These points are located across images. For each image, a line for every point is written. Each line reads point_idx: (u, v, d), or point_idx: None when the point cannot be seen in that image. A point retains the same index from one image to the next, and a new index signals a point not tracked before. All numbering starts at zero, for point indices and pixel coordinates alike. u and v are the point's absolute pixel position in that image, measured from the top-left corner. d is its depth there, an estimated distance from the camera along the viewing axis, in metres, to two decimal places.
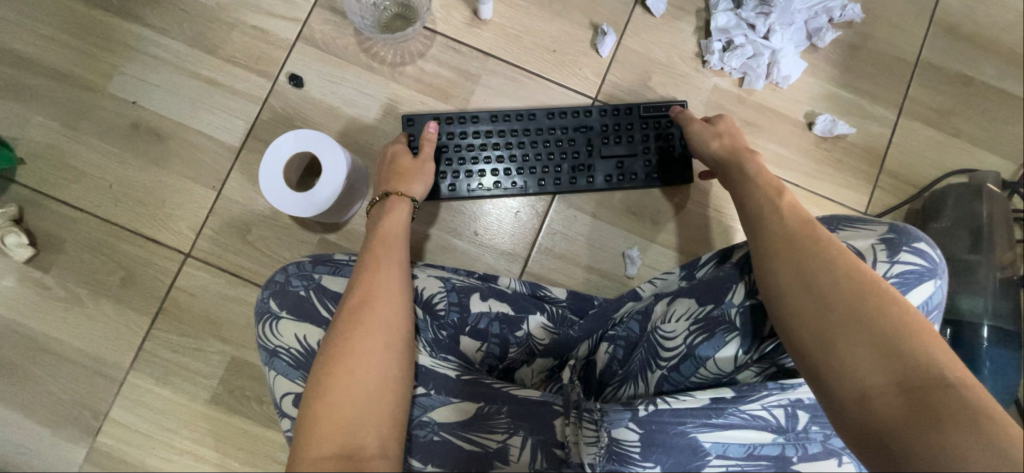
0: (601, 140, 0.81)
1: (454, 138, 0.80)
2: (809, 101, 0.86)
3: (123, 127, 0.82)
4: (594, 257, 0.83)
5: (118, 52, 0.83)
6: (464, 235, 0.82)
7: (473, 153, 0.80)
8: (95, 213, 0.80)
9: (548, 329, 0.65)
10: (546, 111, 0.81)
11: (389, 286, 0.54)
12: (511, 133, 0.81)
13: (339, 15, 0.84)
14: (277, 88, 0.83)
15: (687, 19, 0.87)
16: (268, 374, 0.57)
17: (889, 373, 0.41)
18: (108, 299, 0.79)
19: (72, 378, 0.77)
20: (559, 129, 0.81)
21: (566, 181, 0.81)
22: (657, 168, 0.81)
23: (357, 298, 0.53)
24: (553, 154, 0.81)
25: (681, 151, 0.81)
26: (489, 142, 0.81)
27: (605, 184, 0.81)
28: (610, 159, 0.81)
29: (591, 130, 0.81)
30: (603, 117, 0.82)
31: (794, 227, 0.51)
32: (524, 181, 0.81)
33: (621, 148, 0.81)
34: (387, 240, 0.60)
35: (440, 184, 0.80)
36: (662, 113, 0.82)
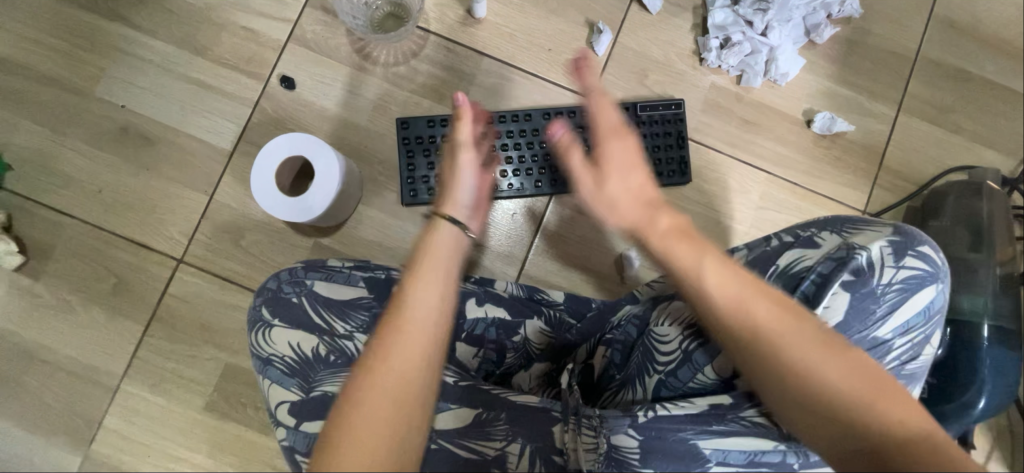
0: None
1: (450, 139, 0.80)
2: (807, 98, 0.85)
3: (112, 131, 0.80)
4: (592, 259, 0.82)
5: (106, 54, 0.81)
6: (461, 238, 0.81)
7: None
8: (85, 219, 0.79)
9: (546, 333, 0.65)
10: (542, 113, 0.82)
11: (423, 342, 0.42)
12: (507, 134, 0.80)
13: (331, 15, 0.83)
14: (268, 90, 0.82)
15: (684, 17, 0.86)
16: (261, 383, 0.56)
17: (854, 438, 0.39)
18: (100, 306, 0.78)
19: (65, 387, 0.76)
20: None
21: (562, 181, 0.81)
22: (653, 169, 0.82)
23: (377, 355, 0.41)
24: (549, 154, 0.81)
25: (676, 154, 0.82)
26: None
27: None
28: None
29: (587, 130, 0.81)
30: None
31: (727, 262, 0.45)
32: (521, 183, 0.80)
33: None
34: (433, 272, 0.46)
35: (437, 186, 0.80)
36: (657, 112, 0.82)
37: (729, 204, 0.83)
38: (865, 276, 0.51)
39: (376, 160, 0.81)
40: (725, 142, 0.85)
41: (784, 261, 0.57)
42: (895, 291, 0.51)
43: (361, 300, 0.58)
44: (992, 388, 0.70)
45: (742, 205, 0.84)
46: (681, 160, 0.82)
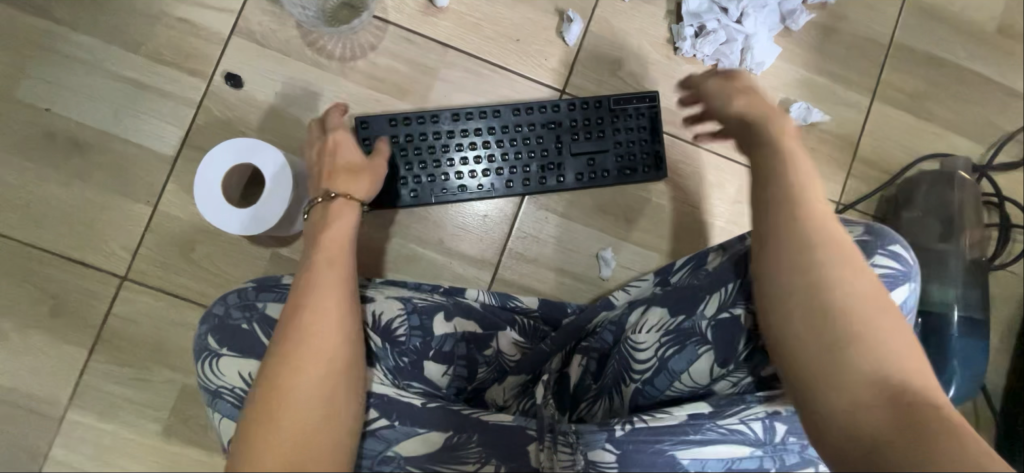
0: (571, 136, 0.76)
1: (413, 139, 0.74)
2: (783, 88, 0.83)
3: (38, 137, 0.73)
4: (568, 260, 0.80)
5: (25, 52, 0.73)
6: (429, 245, 0.77)
7: (434, 157, 0.74)
8: (14, 236, 0.72)
9: (519, 345, 0.63)
10: (512, 106, 0.76)
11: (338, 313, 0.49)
12: (475, 131, 0.75)
13: (278, 5, 0.76)
14: (213, 89, 0.75)
15: (657, 3, 0.82)
16: (212, 416, 0.53)
17: (873, 368, 0.40)
18: (36, 330, 0.71)
19: (4, 418, 0.70)
20: (528, 125, 0.76)
21: (534, 179, 0.76)
22: (630, 165, 0.77)
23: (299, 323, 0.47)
24: (520, 152, 0.76)
25: (654, 148, 0.78)
26: (450, 141, 0.75)
27: (576, 181, 0.76)
28: (581, 156, 0.76)
29: (560, 126, 0.76)
30: (573, 112, 0.77)
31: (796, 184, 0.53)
32: (492, 183, 0.75)
33: (591, 143, 0.77)
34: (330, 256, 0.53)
35: (401, 191, 0.74)
36: (635, 105, 0.78)
37: (706, 200, 0.82)
38: None
39: None
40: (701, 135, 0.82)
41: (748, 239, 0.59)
42: None
43: None
44: (961, 376, 0.73)
45: (719, 200, 0.82)
46: (659, 154, 0.78)
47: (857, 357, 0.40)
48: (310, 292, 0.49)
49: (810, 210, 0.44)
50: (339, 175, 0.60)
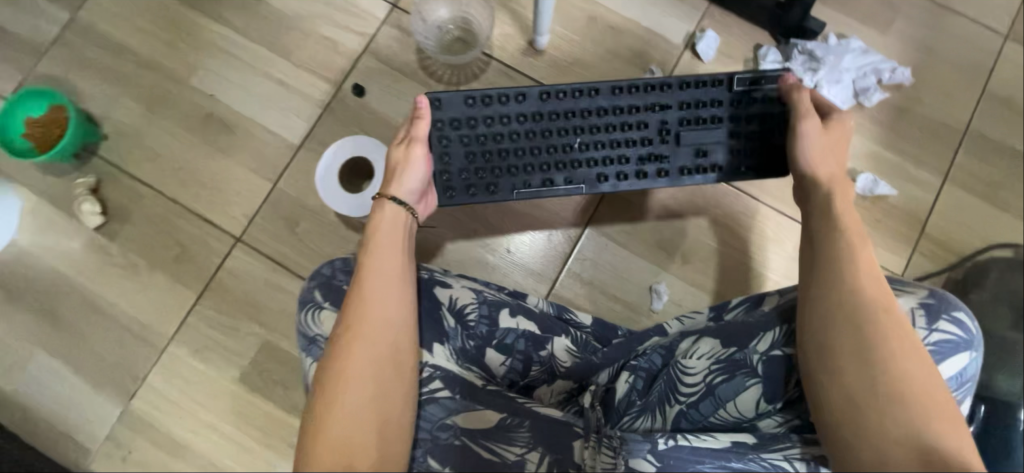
0: (678, 124, 0.69)
1: (495, 124, 0.69)
2: (851, 158, 0.87)
3: (198, 116, 0.89)
4: (620, 287, 0.85)
5: (204, 48, 0.91)
6: (496, 253, 0.85)
7: (518, 145, 0.69)
8: (162, 192, 0.87)
9: (572, 353, 0.67)
10: (612, 86, 0.69)
11: (393, 306, 0.57)
12: (567, 113, 0.70)
13: (405, 34, 0.91)
14: (340, 95, 0.89)
15: (734, 68, 0.90)
16: (303, 360, 0.61)
17: (906, 427, 0.48)
18: (162, 270, 0.84)
19: (118, 341, 0.82)
20: (626, 110, 0.69)
21: (630, 175, 0.69)
22: (744, 161, 0.69)
23: (365, 314, 0.56)
24: (617, 142, 0.69)
25: (777, 141, 0.69)
26: (540, 121, 0.69)
27: (682, 180, 0.69)
28: (690, 146, 0.69)
29: (667, 111, 0.69)
30: (682, 95, 0.69)
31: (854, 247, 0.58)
32: (581, 178, 0.69)
33: (703, 132, 0.69)
34: (389, 254, 0.61)
35: (479, 183, 0.69)
36: (760, 87, 0.69)
37: (763, 250, 0.86)
38: None
39: None
40: (763, 191, 0.87)
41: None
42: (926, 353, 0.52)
43: None
44: None
45: (775, 255, 0.86)
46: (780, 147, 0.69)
47: (890, 412, 0.49)
48: (372, 286, 0.58)
49: (856, 284, 0.55)
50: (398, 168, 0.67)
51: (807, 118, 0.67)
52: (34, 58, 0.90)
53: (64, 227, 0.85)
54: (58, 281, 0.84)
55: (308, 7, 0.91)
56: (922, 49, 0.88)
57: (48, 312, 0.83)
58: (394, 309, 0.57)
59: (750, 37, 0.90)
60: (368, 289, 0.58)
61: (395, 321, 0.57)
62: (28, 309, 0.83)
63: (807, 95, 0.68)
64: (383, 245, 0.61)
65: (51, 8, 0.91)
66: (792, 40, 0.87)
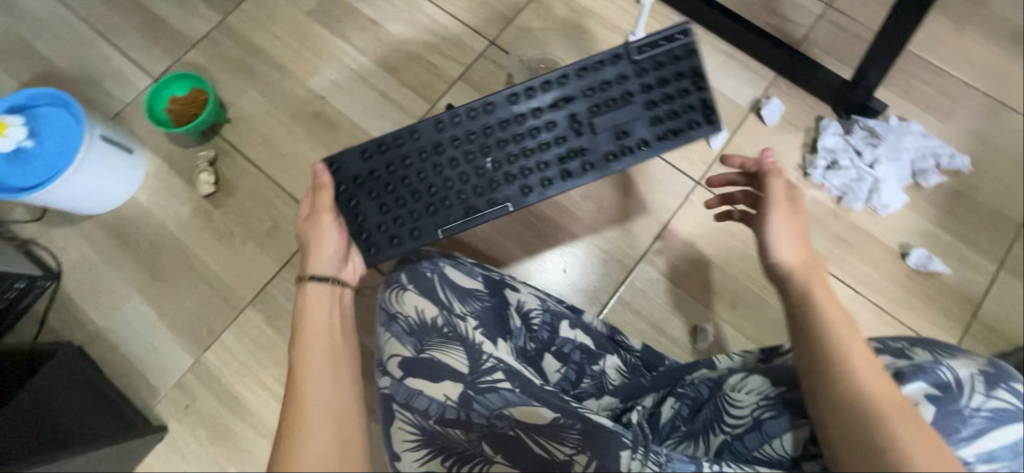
0: (591, 113, 0.66)
1: (394, 165, 0.67)
2: (905, 233, 0.91)
3: (309, 113, 1.02)
4: (667, 321, 0.88)
5: (323, 57, 1.04)
6: (546, 267, 0.91)
7: (423, 177, 0.67)
8: (267, 173, 0.98)
9: (621, 372, 0.73)
10: (505, 95, 0.67)
11: (330, 368, 0.57)
12: (471, 131, 0.67)
13: (498, 67, 1.02)
14: (434, 112, 1.01)
15: (797, 134, 0.96)
16: (381, 333, 0.66)
17: None
18: (253, 241, 0.94)
19: (203, 298, 0.91)
20: (531, 114, 0.67)
21: (555, 178, 0.65)
22: (670, 126, 0.65)
23: (304, 382, 0.55)
24: (530, 150, 0.66)
25: (693, 98, 0.66)
26: (445, 149, 0.67)
27: (614, 165, 0.65)
28: (608, 129, 0.66)
29: (573, 104, 0.66)
30: (580, 83, 0.66)
31: (832, 322, 0.54)
32: (504, 196, 0.66)
33: (618, 115, 0.65)
34: (324, 320, 0.61)
35: (401, 231, 0.65)
36: (648, 56, 0.66)
37: None
38: (952, 393, 0.53)
39: None
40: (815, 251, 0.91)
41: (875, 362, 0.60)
42: (983, 418, 0.52)
43: (478, 291, 0.70)
44: None
45: None
46: (704, 102, 0.65)
47: None
48: (310, 350, 0.58)
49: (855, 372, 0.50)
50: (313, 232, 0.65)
51: (772, 205, 0.63)
52: (184, 49, 1.06)
53: (179, 192, 0.96)
54: (164, 236, 0.94)
55: (418, 35, 1.05)
56: (981, 141, 0.93)
57: (151, 262, 0.93)
58: (330, 381, 0.56)
59: (814, 109, 0.97)
60: (302, 359, 0.57)
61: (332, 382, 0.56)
62: (134, 258, 0.93)
63: (779, 182, 0.64)
64: (315, 312, 0.61)
65: (205, 10, 1.07)
66: (853, 117, 0.94)
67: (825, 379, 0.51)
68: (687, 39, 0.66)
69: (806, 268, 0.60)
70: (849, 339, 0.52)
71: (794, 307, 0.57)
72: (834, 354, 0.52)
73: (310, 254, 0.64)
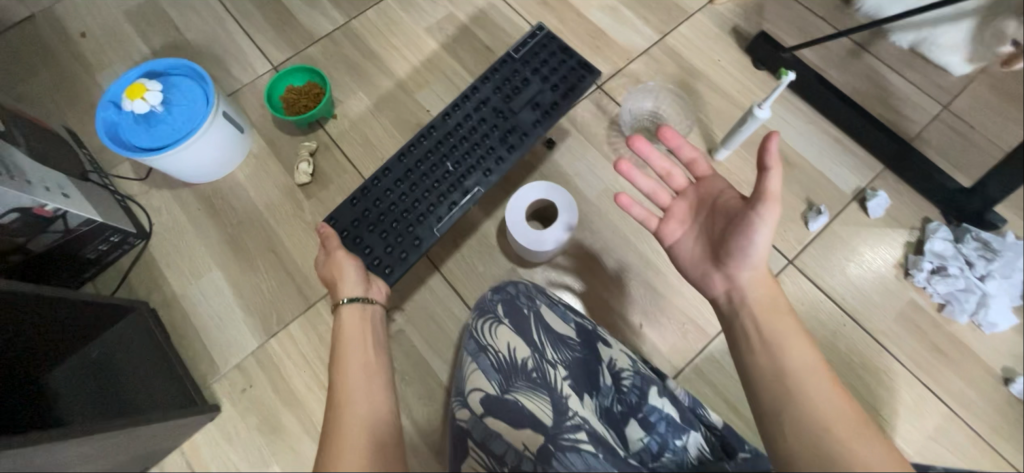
0: (502, 102, 0.93)
1: (378, 196, 0.88)
2: (1009, 356, 0.85)
3: (412, 124, 1.04)
4: (741, 400, 0.84)
5: (435, 74, 1.08)
6: (617, 296, 0.90)
7: (403, 190, 0.88)
8: (362, 174, 1.00)
9: (701, 450, 0.67)
10: (439, 118, 0.93)
11: (368, 362, 0.63)
12: (428, 149, 0.90)
13: (601, 111, 1.03)
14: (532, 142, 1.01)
15: (900, 231, 0.93)
16: (467, 364, 0.65)
17: None
18: None
19: (279, 283, 0.91)
20: (466, 120, 0.93)
21: (505, 154, 0.90)
22: (562, 87, 0.93)
23: (342, 376, 0.60)
24: (476, 143, 0.91)
25: (570, 64, 0.94)
26: (414, 171, 0.90)
27: (538, 128, 0.90)
28: (524, 108, 0.92)
29: (488, 103, 0.93)
30: (486, 93, 0.94)
31: (788, 334, 0.56)
32: (471, 181, 0.89)
33: (520, 99, 0.93)
34: (355, 331, 0.67)
35: (404, 245, 0.85)
36: (517, 60, 0.95)
37: (897, 417, 0.83)
38: None
39: (591, 225, 0.95)
40: (907, 356, 0.86)
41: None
42: None
43: (571, 340, 0.68)
44: None
45: (909, 426, 0.83)
46: (577, 63, 0.94)
47: None
48: (348, 352, 0.64)
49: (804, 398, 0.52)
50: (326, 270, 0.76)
51: (772, 204, 0.53)
52: (305, 43, 1.11)
53: (276, 176, 0.99)
54: (253, 216, 0.96)
55: None
56: None
57: (236, 239, 0.94)
58: (366, 396, 0.58)
59: (921, 209, 0.94)
60: (343, 357, 0.63)
61: (370, 374, 0.61)
62: (221, 231, 0.95)
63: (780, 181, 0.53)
64: (348, 329, 0.67)
65: (331, 11, 1.13)
66: (964, 225, 0.90)
67: (781, 401, 0.53)
68: (542, 33, 0.97)
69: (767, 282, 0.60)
70: (793, 337, 0.56)
71: (759, 325, 0.58)
72: (783, 371, 0.54)
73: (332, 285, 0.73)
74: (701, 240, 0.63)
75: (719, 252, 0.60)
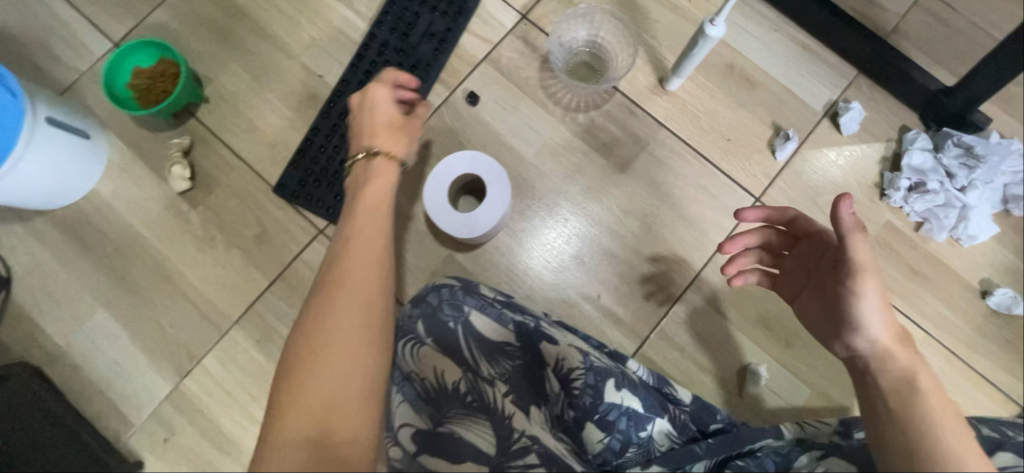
0: (401, 36, 0.85)
1: (312, 151, 0.82)
2: (987, 267, 0.80)
3: (303, 95, 0.85)
4: (713, 360, 0.78)
5: (321, 27, 0.87)
6: (569, 270, 0.80)
7: (332, 140, 0.82)
8: (252, 168, 0.82)
9: (670, 437, 0.62)
10: (347, 67, 0.85)
11: (377, 216, 0.55)
12: (346, 102, 0.83)
13: (530, 48, 0.86)
14: (452, 99, 0.84)
15: (875, 146, 0.83)
16: (392, 396, 0.58)
17: None
18: (238, 249, 0.80)
19: (180, 315, 0.78)
20: (370, 61, 0.85)
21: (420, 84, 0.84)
22: (453, 8, 0.86)
23: (349, 231, 0.53)
24: (388, 80, 0.84)
25: None
26: (340, 121, 0.83)
27: (442, 58, 0.84)
28: (423, 36, 0.85)
29: (389, 39, 0.85)
30: (382, 29, 0.85)
31: (940, 420, 0.43)
32: None
33: (418, 27, 0.85)
34: (371, 199, 0.56)
35: (349, 192, 0.81)
36: None
37: None
38: None
39: (532, 193, 0.82)
40: (886, 286, 0.80)
41: (996, 463, 0.51)
42: None
43: (508, 346, 0.59)
44: None
45: None
46: None
47: None
48: (356, 210, 0.55)
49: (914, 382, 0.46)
50: (378, 131, 0.62)
51: (868, 271, 0.50)
52: (149, 7, 0.87)
53: (148, 187, 0.81)
54: (132, 240, 0.80)
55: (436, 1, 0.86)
56: None
57: (118, 271, 0.79)
58: (366, 320, 0.45)
59: (898, 117, 0.83)
60: (357, 213, 0.55)
61: (376, 230, 0.53)
62: (98, 265, 0.79)
63: (866, 244, 0.50)
64: (368, 199, 0.56)
65: None
66: (945, 130, 0.81)
67: (896, 406, 0.46)
68: None
69: (906, 349, 0.49)
70: (953, 429, 0.43)
71: (876, 355, 0.50)
72: (904, 382, 0.47)
73: (381, 126, 0.62)
74: (810, 307, 0.57)
75: (829, 322, 0.53)
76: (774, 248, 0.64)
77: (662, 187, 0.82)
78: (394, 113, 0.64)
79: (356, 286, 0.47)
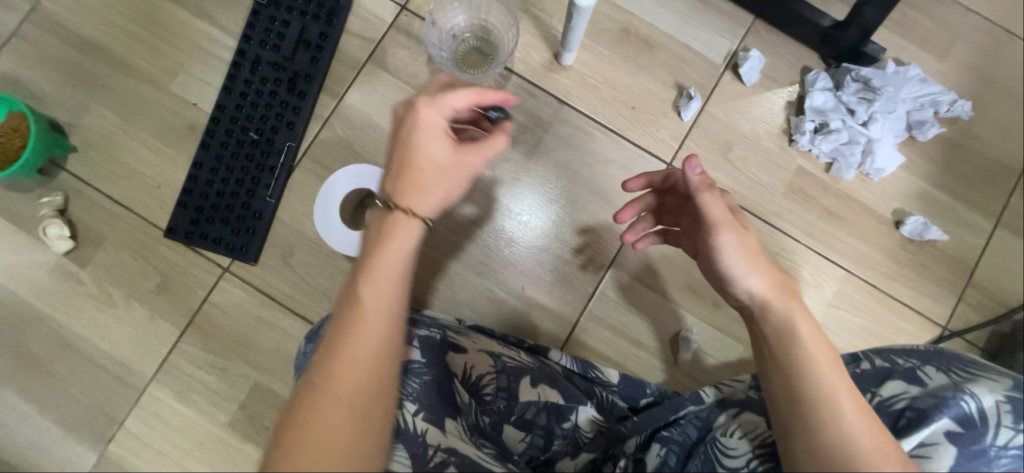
0: (274, 47, 0.79)
1: (198, 187, 0.77)
2: (899, 197, 0.80)
3: (180, 128, 0.79)
4: (645, 332, 0.78)
5: (186, 51, 0.80)
6: (489, 264, 0.79)
7: (218, 172, 0.77)
8: (139, 214, 0.77)
9: (597, 422, 0.61)
10: (221, 90, 0.78)
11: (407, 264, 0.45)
12: (226, 129, 0.78)
13: (415, 41, 0.81)
14: (341, 108, 0.79)
15: (779, 92, 0.81)
16: None
17: None
18: (139, 303, 0.76)
19: (91, 380, 0.74)
20: (244, 79, 0.78)
21: (303, 98, 0.78)
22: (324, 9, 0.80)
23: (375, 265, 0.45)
24: (268, 98, 0.78)
25: None
26: (223, 151, 0.77)
27: (322, 65, 0.79)
28: (297, 44, 0.79)
29: (262, 53, 0.79)
30: (252, 43, 0.79)
31: (813, 353, 0.46)
32: (282, 136, 0.78)
33: (290, 35, 0.79)
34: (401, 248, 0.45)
35: (247, 223, 0.76)
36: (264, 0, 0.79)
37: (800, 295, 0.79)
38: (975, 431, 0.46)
39: None
40: (804, 231, 0.80)
41: (884, 391, 0.53)
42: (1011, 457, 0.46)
43: (414, 364, 0.56)
44: None
45: (812, 300, 0.79)
46: None
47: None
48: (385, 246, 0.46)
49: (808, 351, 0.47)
50: (414, 178, 0.47)
51: (721, 227, 0.51)
52: None
53: (29, 252, 0.76)
54: (24, 311, 0.75)
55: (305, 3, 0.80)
56: (978, 81, 0.82)
57: (15, 347, 0.74)
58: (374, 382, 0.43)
59: (799, 58, 0.82)
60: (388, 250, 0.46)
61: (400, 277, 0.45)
62: None
63: (716, 201, 0.52)
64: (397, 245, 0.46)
65: None
66: (843, 65, 0.80)
67: (790, 376, 0.46)
68: None
69: (783, 294, 0.50)
70: (822, 359, 0.46)
71: (772, 322, 0.50)
72: (787, 337, 0.48)
73: (427, 173, 0.47)
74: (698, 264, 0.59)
75: (713, 280, 0.56)
76: (665, 209, 0.64)
77: (573, 167, 0.80)
78: (442, 152, 0.48)
79: (371, 308, 0.44)
